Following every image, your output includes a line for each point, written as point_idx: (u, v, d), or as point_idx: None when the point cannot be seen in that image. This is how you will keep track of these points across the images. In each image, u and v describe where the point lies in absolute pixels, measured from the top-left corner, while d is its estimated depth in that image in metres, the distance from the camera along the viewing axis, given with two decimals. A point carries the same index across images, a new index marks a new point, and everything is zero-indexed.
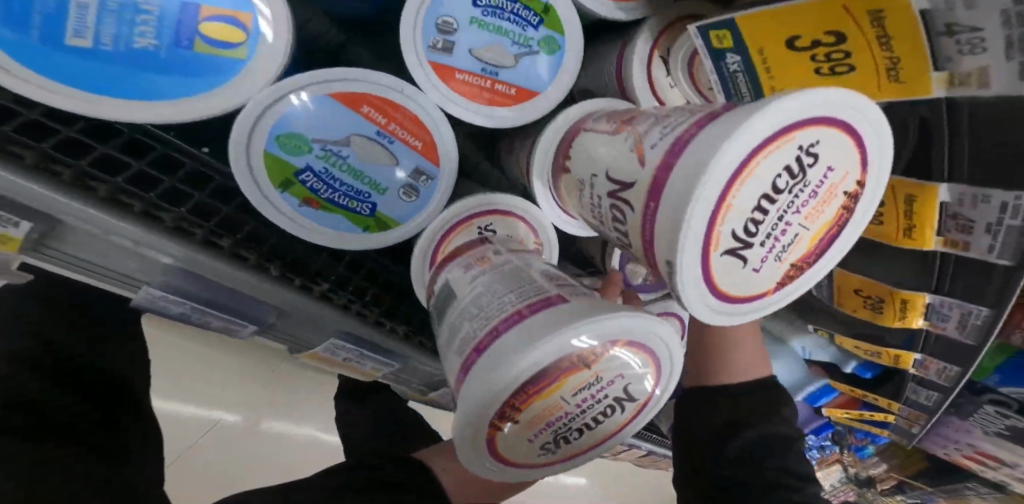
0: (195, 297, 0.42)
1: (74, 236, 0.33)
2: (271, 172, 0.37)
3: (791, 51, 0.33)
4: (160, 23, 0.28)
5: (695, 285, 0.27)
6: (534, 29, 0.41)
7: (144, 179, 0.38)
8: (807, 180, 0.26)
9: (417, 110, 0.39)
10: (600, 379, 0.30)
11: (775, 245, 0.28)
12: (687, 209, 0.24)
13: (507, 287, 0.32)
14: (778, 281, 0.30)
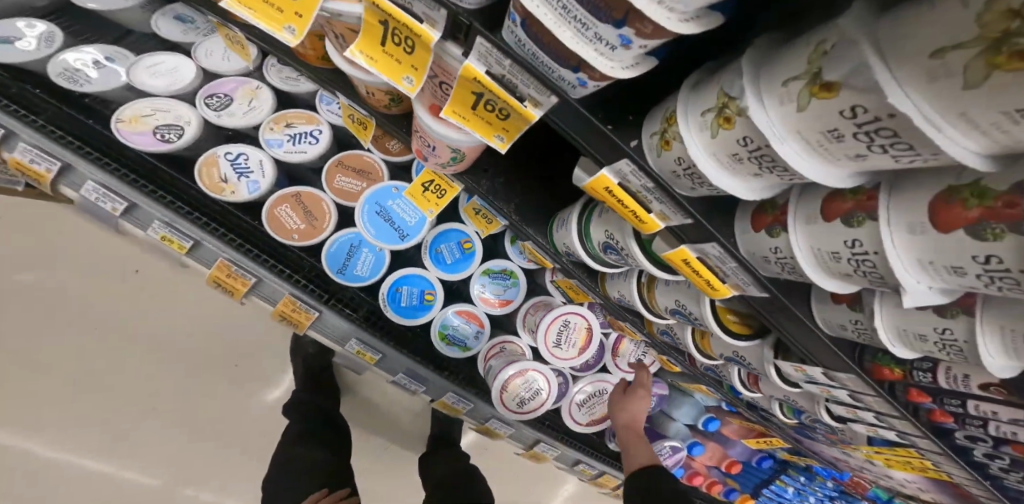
0: (406, 376, 1.48)
1: (388, 360, 1.44)
2: (438, 335, 1.43)
3: (570, 289, 1.25)
4: (416, 292, 1.37)
5: (548, 351, 1.29)
6: (508, 279, 1.42)
7: (397, 342, 1.46)
8: (573, 329, 1.28)
9: (477, 312, 1.43)
10: (528, 382, 1.36)
11: (572, 343, 1.30)
12: (540, 336, 1.27)
13: (507, 363, 1.36)
14: (578, 352, 1.32)
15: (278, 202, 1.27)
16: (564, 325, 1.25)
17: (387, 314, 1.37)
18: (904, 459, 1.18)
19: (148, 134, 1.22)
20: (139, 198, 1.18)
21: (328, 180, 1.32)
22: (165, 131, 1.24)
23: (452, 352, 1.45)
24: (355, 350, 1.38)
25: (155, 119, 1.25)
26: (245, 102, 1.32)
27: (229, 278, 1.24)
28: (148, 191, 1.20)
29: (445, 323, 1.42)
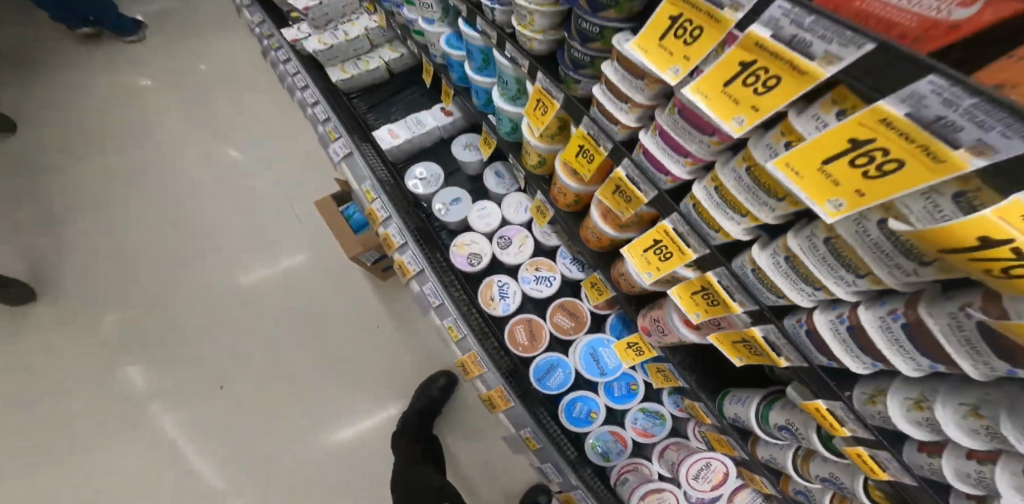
0: (553, 463, 1.82)
1: (546, 452, 1.84)
2: (590, 444, 1.84)
3: (713, 440, 1.64)
4: (587, 409, 1.86)
5: (686, 478, 1.63)
6: (658, 419, 1.85)
7: (558, 438, 1.89)
8: (711, 465, 1.64)
9: (624, 434, 1.85)
10: (664, 497, 1.65)
11: (707, 477, 1.63)
12: (682, 464, 1.64)
13: (641, 478, 1.74)
14: (712, 487, 1.63)
15: (517, 321, 1.90)
16: (703, 462, 1.64)
17: (564, 423, 1.87)
18: None
19: (464, 258, 1.98)
20: (446, 301, 1.98)
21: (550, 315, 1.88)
22: (472, 257, 1.98)
23: (596, 459, 1.82)
24: (526, 435, 1.86)
25: (471, 247, 2.00)
26: (517, 244, 1.99)
27: (470, 365, 1.91)
28: (451, 297, 2.02)
29: (599, 437, 1.84)
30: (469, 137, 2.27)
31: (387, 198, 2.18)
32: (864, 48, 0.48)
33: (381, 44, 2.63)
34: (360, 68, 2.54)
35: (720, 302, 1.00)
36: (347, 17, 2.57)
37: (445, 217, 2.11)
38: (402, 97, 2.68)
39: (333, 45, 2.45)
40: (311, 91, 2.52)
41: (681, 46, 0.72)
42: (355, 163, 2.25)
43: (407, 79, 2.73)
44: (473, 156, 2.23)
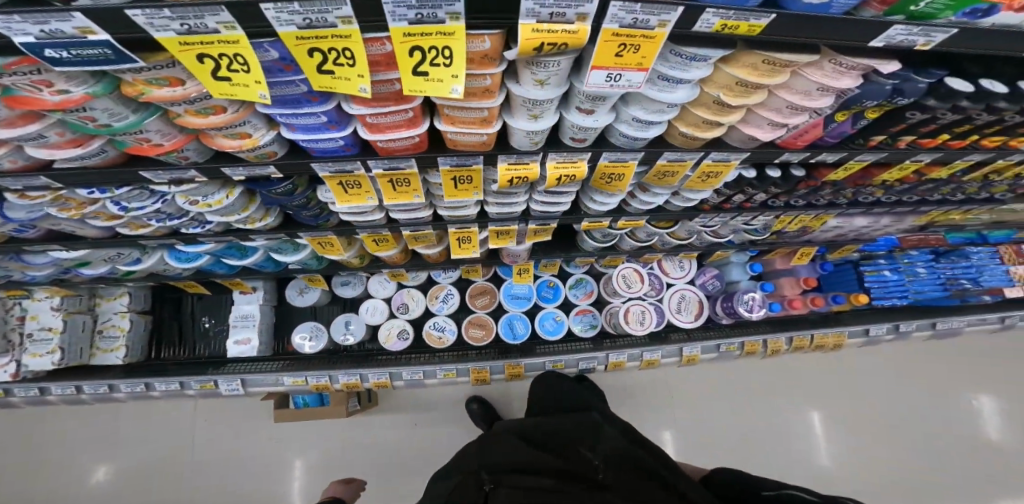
0: (592, 355, 2.06)
1: (578, 358, 2.05)
2: (576, 330, 2.11)
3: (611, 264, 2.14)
4: (552, 321, 2.08)
5: (624, 290, 2.09)
6: (580, 281, 2.15)
7: (575, 343, 2.12)
8: (629, 270, 2.10)
9: (580, 306, 2.13)
10: (631, 308, 2.08)
11: (635, 279, 2.11)
12: (616, 287, 2.09)
13: (614, 315, 2.12)
14: (640, 280, 2.10)
15: (466, 326, 2.04)
16: (624, 273, 2.09)
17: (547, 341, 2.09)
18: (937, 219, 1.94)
19: (398, 340, 1.99)
20: (420, 364, 2.01)
21: (473, 303, 2.06)
22: (401, 335, 2.00)
23: (586, 333, 2.11)
24: (553, 366, 2.04)
25: (392, 330, 2.01)
26: (410, 299, 2.04)
27: (479, 377, 2.03)
28: (418, 360, 2.03)
29: (575, 323, 2.11)
30: (293, 283, 2.04)
31: (310, 367, 1.98)
32: (408, 161, 0.80)
33: (92, 303, 1.89)
34: (117, 336, 1.92)
35: (505, 226, 1.32)
36: (16, 317, 1.77)
37: (343, 340, 1.98)
38: (190, 309, 2.12)
39: (56, 347, 1.79)
40: (119, 384, 1.88)
41: (357, 193, 0.87)
42: (255, 377, 1.94)
43: (159, 299, 2.09)
44: (317, 294, 2.05)
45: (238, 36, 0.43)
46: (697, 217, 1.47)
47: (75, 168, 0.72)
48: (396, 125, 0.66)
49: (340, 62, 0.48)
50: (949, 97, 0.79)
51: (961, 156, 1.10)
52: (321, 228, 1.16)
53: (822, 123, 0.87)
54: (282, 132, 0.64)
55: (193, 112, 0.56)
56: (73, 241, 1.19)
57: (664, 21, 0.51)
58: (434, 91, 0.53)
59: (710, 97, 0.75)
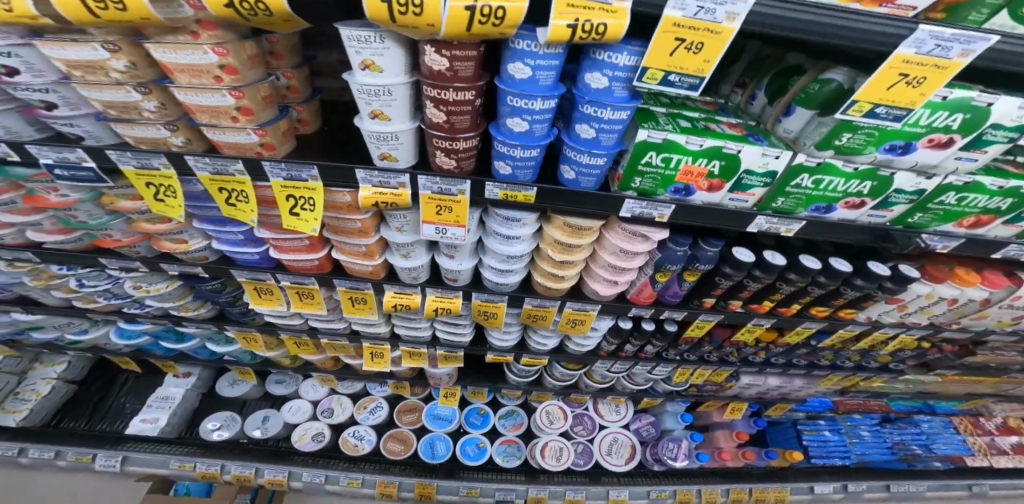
0: (511, 485, 1.93)
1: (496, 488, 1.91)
2: (499, 458, 1.97)
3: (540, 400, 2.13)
4: (475, 446, 1.96)
5: (544, 423, 2.04)
6: (512, 413, 2.12)
7: (499, 470, 1.97)
8: (554, 406, 2.10)
9: (507, 436, 2.04)
10: (549, 442, 2.01)
11: (560, 413, 2.08)
12: (538, 417, 2.04)
13: (534, 448, 2.01)
14: (565, 416, 2.07)
15: (388, 440, 1.92)
16: (550, 408, 2.08)
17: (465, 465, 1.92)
18: (851, 379, 2.04)
19: (311, 442, 1.86)
20: (330, 470, 1.84)
21: (398, 418, 1.99)
22: (317, 437, 1.87)
23: (512, 464, 1.95)
24: (466, 489, 1.88)
25: (308, 431, 1.88)
26: (338, 406, 1.97)
27: (387, 490, 1.84)
28: (330, 465, 1.86)
29: (499, 452, 1.99)
30: (226, 374, 2.00)
31: (209, 454, 1.81)
32: (310, 279, 0.98)
33: (30, 366, 1.87)
34: (30, 399, 1.80)
35: (417, 349, 1.42)
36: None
37: (258, 432, 1.85)
38: (118, 388, 2.03)
39: None
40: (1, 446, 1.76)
41: (268, 298, 1.03)
42: (143, 457, 1.78)
43: (98, 373, 2.04)
44: (248, 386, 1.99)
45: (169, 174, 0.69)
46: (598, 361, 1.61)
47: (60, 249, 0.91)
48: (295, 247, 0.86)
49: (237, 200, 0.72)
50: (738, 265, 1.05)
51: (798, 322, 1.35)
52: (246, 323, 1.26)
53: (648, 282, 1.10)
54: (211, 241, 0.85)
55: (146, 218, 0.79)
56: (25, 306, 1.22)
57: (462, 190, 0.76)
58: (301, 228, 0.74)
59: (547, 253, 0.99)
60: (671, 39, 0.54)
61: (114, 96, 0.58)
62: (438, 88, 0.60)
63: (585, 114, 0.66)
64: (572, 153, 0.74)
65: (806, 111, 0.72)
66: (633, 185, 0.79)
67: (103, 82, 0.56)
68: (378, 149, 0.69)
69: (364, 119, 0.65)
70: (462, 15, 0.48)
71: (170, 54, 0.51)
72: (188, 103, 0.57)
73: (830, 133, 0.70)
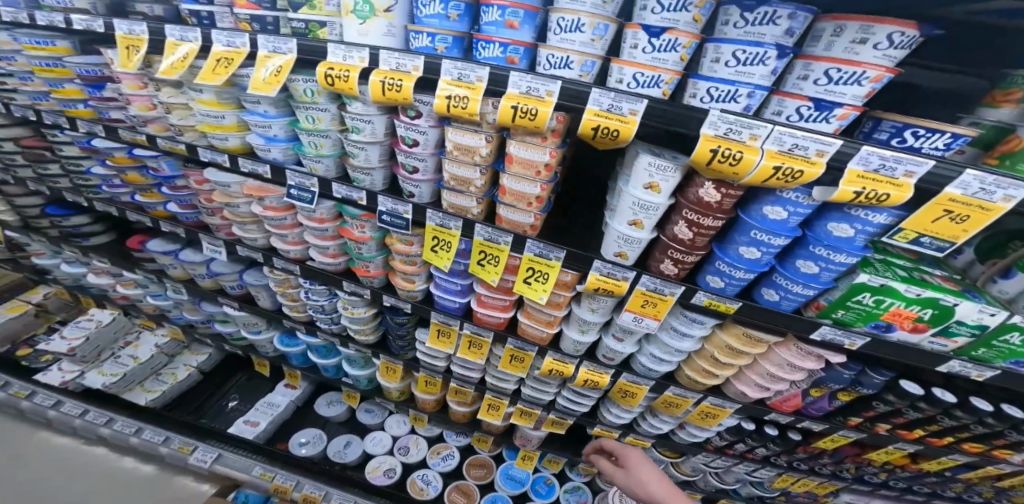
0: None
1: None
2: None
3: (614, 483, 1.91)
4: None
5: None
6: (578, 487, 1.85)
7: None
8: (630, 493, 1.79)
9: None
10: None
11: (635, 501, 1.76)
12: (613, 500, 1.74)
13: None
14: None
15: (448, 490, 1.72)
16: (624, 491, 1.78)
17: None
18: None
19: (382, 476, 1.71)
20: None
21: (466, 470, 1.81)
22: (389, 471, 1.72)
23: None
24: None
25: (383, 464, 1.75)
26: (417, 445, 1.84)
27: None
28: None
29: None
30: (326, 393, 1.98)
31: (287, 466, 1.64)
32: (489, 333, 1.14)
33: (177, 352, 2.02)
34: (166, 382, 1.88)
35: (531, 409, 1.42)
36: (124, 341, 1.97)
37: (343, 456, 1.74)
38: (230, 385, 2.02)
39: (121, 372, 1.81)
40: (117, 422, 1.71)
41: (443, 340, 1.20)
42: (231, 457, 1.64)
43: (218, 369, 2.07)
44: (342, 410, 1.93)
45: (454, 233, 0.89)
46: (701, 454, 1.48)
47: (320, 268, 1.21)
48: (496, 304, 1.06)
49: (488, 263, 0.91)
50: (905, 395, 1.04)
51: (946, 454, 1.23)
52: (398, 355, 1.48)
53: (799, 394, 1.10)
54: (430, 285, 1.11)
55: (402, 259, 1.07)
56: (247, 306, 1.56)
57: (673, 292, 0.84)
58: (530, 295, 0.91)
59: (710, 354, 1.02)
60: (939, 210, 0.62)
61: (466, 171, 0.80)
62: (700, 214, 0.71)
63: (814, 253, 0.74)
64: (784, 280, 0.81)
65: None
66: (835, 315, 0.84)
67: (465, 162, 0.78)
68: (618, 248, 0.82)
69: (620, 225, 0.79)
70: (767, 172, 0.60)
71: (522, 150, 0.72)
72: (507, 185, 0.79)
73: None
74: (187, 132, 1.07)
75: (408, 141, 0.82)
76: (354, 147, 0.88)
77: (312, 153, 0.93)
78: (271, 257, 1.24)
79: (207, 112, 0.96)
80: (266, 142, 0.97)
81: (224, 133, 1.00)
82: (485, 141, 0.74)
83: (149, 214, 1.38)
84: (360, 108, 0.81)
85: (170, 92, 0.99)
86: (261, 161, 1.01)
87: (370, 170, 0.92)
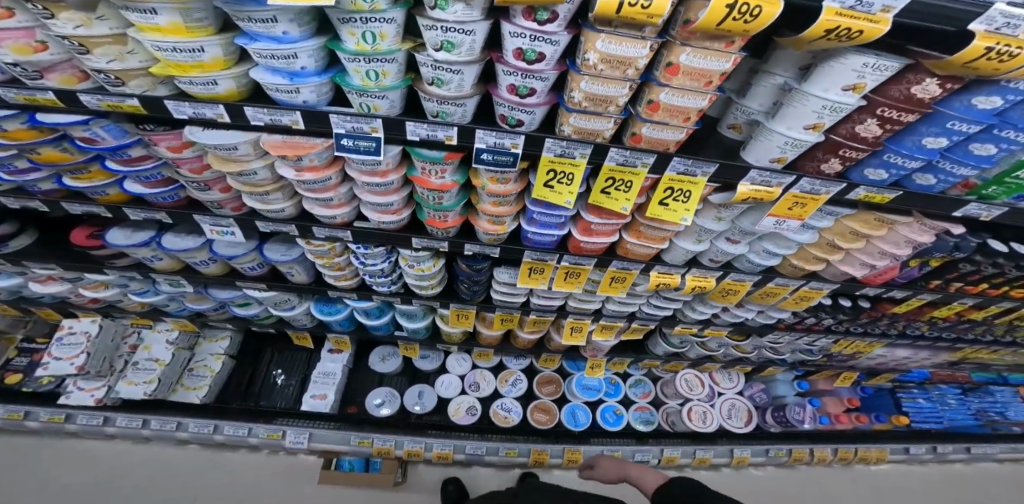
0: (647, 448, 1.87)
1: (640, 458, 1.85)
2: (636, 425, 1.91)
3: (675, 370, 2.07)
4: (615, 413, 1.90)
5: (685, 392, 1.99)
6: (641, 379, 2.03)
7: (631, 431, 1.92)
8: (694, 376, 2.03)
9: (641, 403, 1.97)
10: (688, 408, 1.95)
11: (699, 382, 2.03)
12: (682, 384, 1.99)
13: (671, 413, 2.00)
14: (699, 382, 2.03)
15: (535, 408, 1.85)
16: (687, 374, 2.02)
17: (606, 430, 1.87)
18: (981, 350, 2.06)
19: (466, 416, 1.79)
20: (497, 441, 1.78)
21: (538, 390, 1.92)
22: (471, 409, 1.80)
23: (647, 428, 1.91)
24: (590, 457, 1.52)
25: (462, 404, 1.81)
26: (485, 378, 1.90)
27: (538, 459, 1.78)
28: (487, 437, 1.79)
29: (635, 417, 1.92)
30: (376, 349, 1.93)
31: (379, 430, 1.73)
32: (588, 260, 1.19)
33: (193, 342, 1.80)
34: (205, 375, 1.75)
35: (613, 322, 1.57)
36: (130, 346, 1.72)
37: (423, 406, 1.79)
38: (268, 360, 1.90)
39: (154, 378, 1.65)
40: (189, 423, 1.68)
41: (536, 277, 1.26)
42: (320, 433, 1.70)
43: (246, 348, 1.91)
44: (398, 362, 1.92)
45: (579, 161, 0.83)
46: (771, 333, 1.66)
47: (373, 228, 1.07)
48: (604, 230, 1.06)
49: (619, 188, 0.90)
50: (991, 255, 1.08)
51: (996, 300, 1.38)
52: (467, 301, 1.49)
53: (896, 267, 1.15)
54: (521, 222, 1.07)
55: (493, 201, 0.96)
56: (281, 284, 1.42)
57: (828, 191, 0.84)
58: (671, 216, 0.93)
59: (827, 241, 1.05)
60: None
61: (612, 89, 0.69)
62: (903, 112, 0.65)
63: (999, 137, 0.68)
64: (947, 166, 0.76)
65: None
66: (983, 191, 0.83)
67: (613, 77, 0.67)
68: (780, 153, 0.79)
69: (792, 129, 0.74)
70: None
71: (698, 59, 0.64)
72: (663, 101, 0.72)
73: None
74: (129, 77, 0.74)
75: (530, 57, 0.65)
76: (442, 71, 0.67)
77: (369, 87, 0.71)
78: (309, 227, 1.07)
79: (167, 44, 0.64)
80: (289, 78, 0.71)
81: (202, 72, 0.71)
82: (647, 50, 0.63)
83: (98, 201, 1.11)
84: (460, 12, 0.59)
85: (76, 18, 0.63)
86: (287, 107, 0.77)
87: (462, 99, 0.73)
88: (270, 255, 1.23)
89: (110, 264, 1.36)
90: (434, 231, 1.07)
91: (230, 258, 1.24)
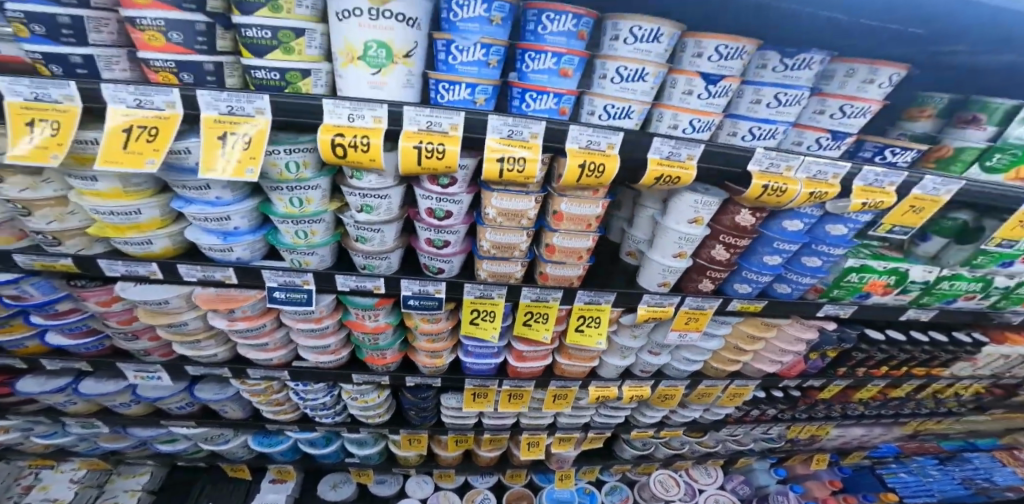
0: None
1: None
2: None
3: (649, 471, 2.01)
4: None
5: (663, 492, 1.92)
6: (615, 486, 1.97)
7: None
8: (665, 476, 1.98)
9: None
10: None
11: (670, 479, 1.97)
12: (655, 485, 1.93)
13: None
14: (671, 476, 1.97)
15: None
16: (659, 473, 1.97)
17: None
18: (933, 419, 2.13)
19: None
20: None
21: None
22: None
23: None
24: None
25: None
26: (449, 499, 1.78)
27: None
28: None
29: None
30: (326, 477, 1.82)
31: None
32: (528, 382, 1.30)
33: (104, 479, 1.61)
34: None
35: (569, 434, 1.61)
36: (23, 486, 1.52)
37: None
38: (194, 497, 1.68)
39: None
40: None
41: (480, 401, 1.32)
42: None
43: (173, 483, 1.71)
44: (351, 487, 1.79)
45: (496, 301, 0.98)
46: (724, 428, 1.71)
47: (310, 367, 1.13)
48: (535, 355, 1.18)
49: (537, 322, 1.02)
50: (873, 342, 1.25)
51: (905, 379, 1.51)
52: (418, 426, 1.47)
53: (800, 360, 1.29)
54: (457, 354, 1.17)
55: (427, 338, 1.07)
56: (214, 419, 1.37)
57: (710, 306, 0.99)
58: (590, 340, 1.05)
59: (734, 343, 1.18)
60: (910, 206, 0.81)
61: (510, 236, 0.83)
62: (736, 237, 0.82)
63: (816, 250, 0.86)
64: (793, 276, 0.93)
65: (941, 239, 0.99)
66: (831, 294, 0.99)
67: (509, 227, 0.81)
68: (664, 278, 0.94)
69: (664, 259, 0.89)
70: (809, 196, 0.72)
71: (575, 207, 0.78)
72: (557, 244, 0.85)
73: (969, 256, 0.96)
74: (64, 236, 0.81)
75: (439, 214, 0.79)
76: (365, 230, 0.80)
77: (299, 244, 0.82)
78: (244, 369, 1.11)
79: (105, 208, 0.72)
80: (222, 237, 0.81)
81: (137, 232, 0.79)
82: (534, 203, 0.78)
83: (11, 353, 1.07)
84: (374, 181, 0.72)
85: (23, 182, 0.71)
86: (221, 265, 0.85)
87: (386, 253, 0.86)
88: (202, 395, 1.22)
89: (15, 410, 1.27)
90: (374, 366, 1.15)
91: (153, 399, 1.20)
